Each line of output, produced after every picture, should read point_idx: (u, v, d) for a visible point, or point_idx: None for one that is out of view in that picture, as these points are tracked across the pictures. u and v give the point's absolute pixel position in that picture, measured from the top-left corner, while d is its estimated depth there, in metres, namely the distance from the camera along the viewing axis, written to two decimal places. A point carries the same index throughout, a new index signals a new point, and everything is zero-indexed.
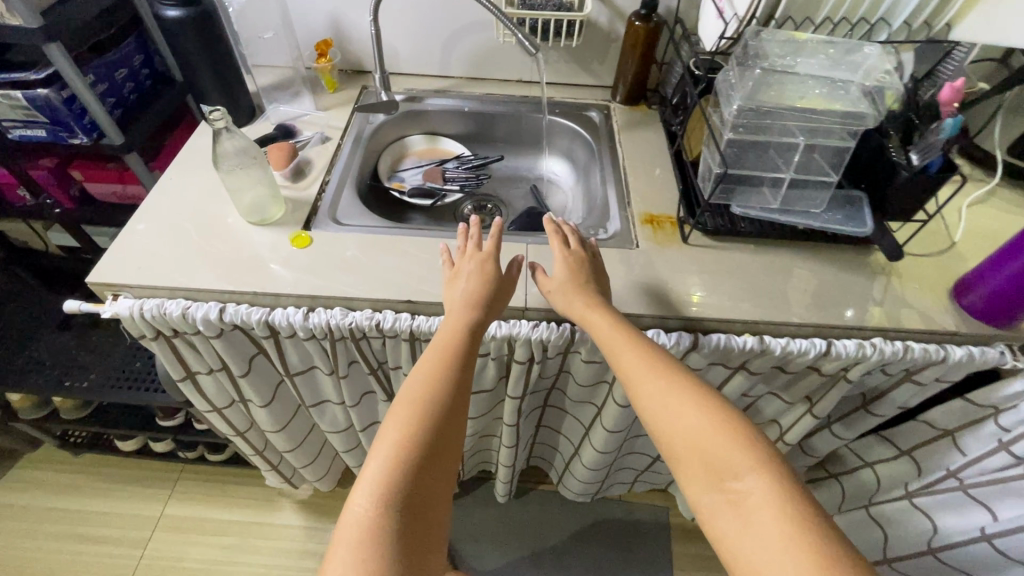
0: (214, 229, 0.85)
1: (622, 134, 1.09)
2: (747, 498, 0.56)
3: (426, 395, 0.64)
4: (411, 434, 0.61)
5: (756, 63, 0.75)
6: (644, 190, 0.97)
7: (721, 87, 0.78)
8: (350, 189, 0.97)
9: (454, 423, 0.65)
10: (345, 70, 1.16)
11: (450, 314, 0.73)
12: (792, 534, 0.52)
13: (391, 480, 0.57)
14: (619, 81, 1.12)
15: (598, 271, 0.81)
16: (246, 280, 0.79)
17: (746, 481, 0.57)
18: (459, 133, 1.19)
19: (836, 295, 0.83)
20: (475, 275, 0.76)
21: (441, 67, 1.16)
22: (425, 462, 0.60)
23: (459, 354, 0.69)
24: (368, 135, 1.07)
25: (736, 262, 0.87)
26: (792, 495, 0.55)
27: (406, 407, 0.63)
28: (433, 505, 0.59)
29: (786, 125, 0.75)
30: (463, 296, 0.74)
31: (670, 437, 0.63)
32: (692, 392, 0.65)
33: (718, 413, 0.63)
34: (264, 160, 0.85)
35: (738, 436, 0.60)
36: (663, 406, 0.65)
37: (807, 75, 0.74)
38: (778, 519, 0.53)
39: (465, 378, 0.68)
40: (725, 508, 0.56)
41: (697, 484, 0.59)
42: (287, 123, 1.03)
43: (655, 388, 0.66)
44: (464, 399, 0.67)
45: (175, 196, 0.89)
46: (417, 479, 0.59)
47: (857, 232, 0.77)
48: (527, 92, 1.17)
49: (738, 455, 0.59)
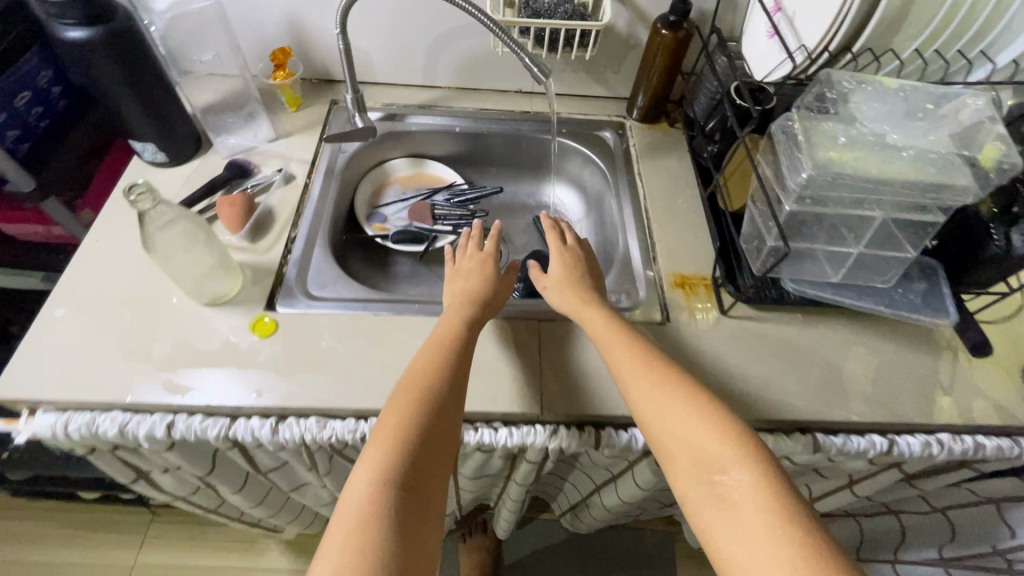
0: (155, 315, 0.69)
1: (641, 162, 0.92)
2: (733, 491, 0.52)
3: (422, 388, 0.60)
4: (403, 426, 0.57)
5: (832, 119, 0.60)
6: (674, 241, 0.83)
7: (779, 141, 0.64)
8: (322, 245, 0.80)
9: (451, 421, 0.60)
10: (308, 80, 0.97)
11: (448, 311, 0.71)
12: (775, 532, 0.49)
13: (382, 472, 0.53)
14: (639, 87, 0.94)
15: (592, 270, 0.79)
16: (198, 387, 0.64)
17: (733, 474, 0.53)
18: (450, 155, 1.02)
19: (898, 381, 0.72)
20: (473, 275, 0.75)
21: (425, 75, 0.97)
22: (419, 456, 0.55)
23: (454, 350, 0.65)
24: (341, 167, 0.89)
25: (782, 338, 0.74)
26: (781, 490, 0.51)
27: (400, 400, 0.59)
28: (431, 503, 0.54)
29: (864, 199, 0.60)
30: (461, 293, 0.72)
31: (659, 430, 0.59)
32: (681, 387, 0.61)
33: (709, 407, 0.59)
34: (211, 231, 0.67)
35: (726, 430, 0.57)
36: (653, 399, 0.61)
37: (897, 136, 0.58)
38: (765, 515, 0.50)
39: (460, 374, 0.64)
40: (712, 502, 0.53)
41: (683, 475, 0.56)
42: (239, 158, 0.84)
43: (645, 380, 0.62)
44: (462, 392, 0.62)
45: (107, 269, 0.72)
46: (411, 474, 0.54)
47: (937, 321, 0.66)
48: (529, 106, 0.98)
49: (726, 447, 0.55)
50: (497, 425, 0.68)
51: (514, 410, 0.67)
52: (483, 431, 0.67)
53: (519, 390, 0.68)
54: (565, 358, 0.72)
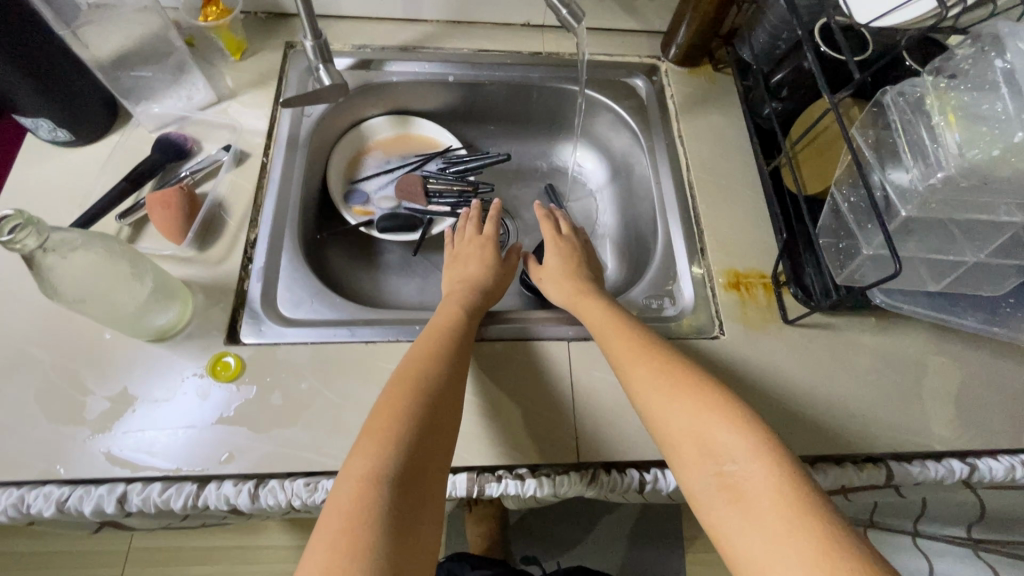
0: (87, 356, 0.54)
1: (681, 119, 0.74)
2: (745, 484, 0.41)
3: (410, 372, 0.50)
4: (392, 415, 0.46)
5: (1001, 100, 0.42)
6: (726, 227, 0.67)
7: (896, 113, 0.48)
8: (289, 245, 0.63)
9: (450, 413, 0.48)
10: (254, 17, 0.76)
11: (446, 297, 0.62)
12: (799, 534, 0.38)
13: (371, 462, 0.42)
14: (686, 3, 0.72)
15: (593, 262, 0.71)
16: (149, 452, 0.51)
17: (743, 463, 0.42)
18: (442, 110, 0.82)
19: (986, 398, 0.61)
20: (473, 262, 0.66)
21: (407, 5, 0.76)
22: (411, 444, 0.44)
23: (451, 333, 0.55)
24: (306, 136, 0.70)
25: (856, 349, 0.62)
26: (802, 483, 0.41)
27: (387, 388, 0.49)
28: (428, 504, 0.42)
29: (1004, 202, 0.45)
30: (461, 281, 0.64)
31: (662, 419, 0.48)
32: (681, 370, 0.50)
33: (711, 390, 0.48)
34: (138, 255, 0.50)
35: (731, 414, 0.46)
36: (651, 384, 0.50)
37: None
38: (784, 513, 0.39)
39: (460, 358, 0.53)
40: (720, 498, 0.42)
41: (687, 466, 0.45)
42: (171, 132, 0.66)
43: (646, 364, 0.52)
44: (460, 378, 0.52)
45: (13, 295, 0.56)
46: (405, 463, 0.42)
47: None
48: (541, 46, 0.78)
49: (734, 432, 0.44)
50: (523, 473, 0.54)
51: (543, 459, 0.55)
52: (508, 482, 0.53)
53: (546, 432, 0.56)
54: (601, 386, 0.59)
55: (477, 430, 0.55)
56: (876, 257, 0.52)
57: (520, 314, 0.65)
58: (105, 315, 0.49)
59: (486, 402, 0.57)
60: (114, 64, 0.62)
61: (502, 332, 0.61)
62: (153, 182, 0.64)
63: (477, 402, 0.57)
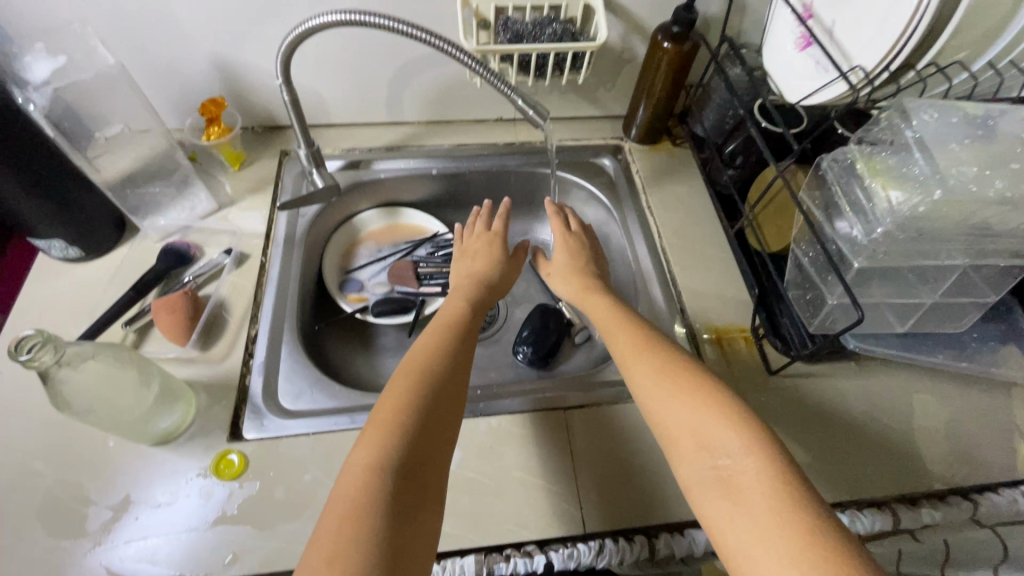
0: (90, 466, 0.55)
1: (649, 192, 0.81)
2: (734, 476, 0.44)
3: (419, 377, 0.53)
4: (397, 410, 0.49)
5: (917, 163, 0.47)
6: (702, 285, 0.72)
7: (833, 178, 0.54)
8: (288, 338, 0.66)
9: (453, 418, 0.52)
10: (251, 131, 0.84)
11: (453, 293, 0.67)
12: (778, 523, 0.41)
13: (376, 456, 0.46)
14: (640, 93, 0.80)
15: (599, 258, 0.74)
16: (151, 560, 0.50)
17: (735, 458, 0.45)
18: (427, 199, 0.88)
19: (976, 433, 0.62)
20: (481, 258, 0.71)
21: (390, 111, 0.84)
22: (416, 450, 0.47)
23: (457, 342, 0.58)
24: (302, 234, 0.75)
25: (842, 394, 0.64)
26: (790, 479, 0.43)
27: (391, 388, 0.52)
28: (425, 510, 0.45)
29: (946, 249, 0.50)
30: (468, 276, 0.69)
31: (663, 412, 0.51)
32: (681, 368, 0.54)
33: (709, 388, 0.51)
34: (145, 361, 0.53)
35: (729, 413, 0.48)
36: (654, 380, 0.53)
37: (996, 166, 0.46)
38: (767, 504, 0.42)
39: (464, 368, 0.56)
40: (708, 487, 0.45)
41: (682, 454, 0.48)
42: (175, 241, 0.70)
43: (650, 362, 0.55)
44: (463, 390, 0.55)
45: (17, 411, 0.57)
46: (408, 467, 0.46)
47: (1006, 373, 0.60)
48: (514, 137, 0.86)
49: (730, 430, 0.47)
50: (531, 549, 0.54)
51: (551, 533, 0.54)
52: (516, 560, 0.53)
53: (551, 504, 0.56)
54: (601, 451, 0.60)
55: (481, 509, 0.55)
56: (842, 305, 0.56)
57: (515, 388, 0.67)
58: (111, 425, 0.50)
59: (489, 479, 0.57)
60: (123, 184, 0.69)
61: (500, 407, 0.62)
62: (156, 290, 0.67)
63: (481, 481, 0.57)
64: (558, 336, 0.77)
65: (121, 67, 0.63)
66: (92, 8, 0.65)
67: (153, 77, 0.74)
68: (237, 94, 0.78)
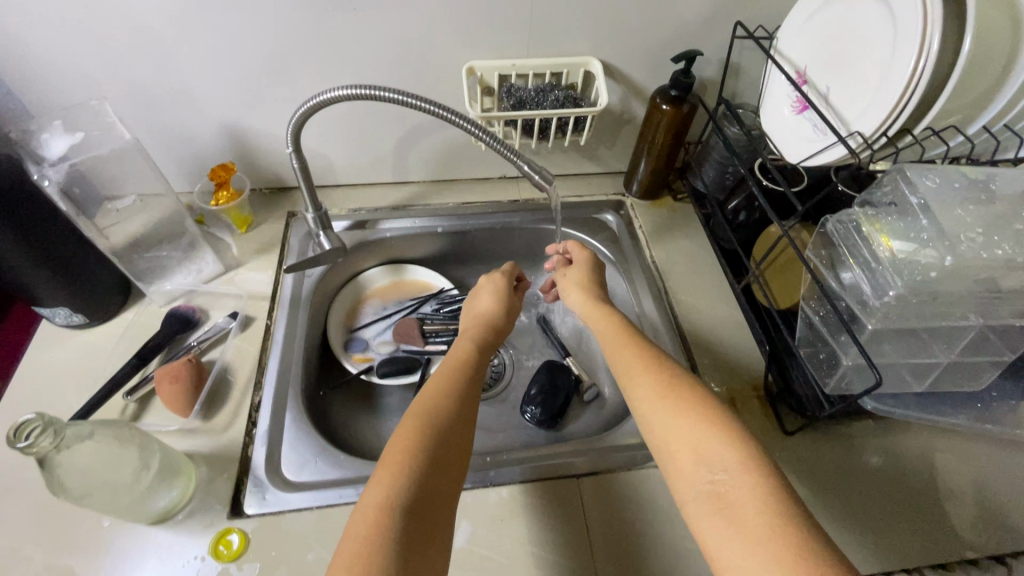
0: (84, 548, 0.52)
1: (652, 247, 0.82)
2: (731, 491, 0.44)
3: (426, 411, 0.52)
4: (408, 441, 0.49)
5: (925, 229, 0.48)
6: (712, 342, 0.71)
7: (840, 239, 0.55)
8: (292, 405, 0.64)
9: (460, 446, 0.51)
10: (259, 193, 0.85)
11: (461, 332, 0.67)
12: (774, 538, 0.40)
13: (387, 491, 0.45)
14: (640, 150, 0.82)
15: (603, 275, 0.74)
16: None
17: (731, 472, 0.45)
18: (432, 255, 0.89)
19: (1004, 494, 0.60)
20: (488, 293, 0.71)
21: (396, 172, 0.86)
22: (428, 486, 0.46)
23: (464, 375, 0.58)
24: (307, 294, 0.75)
25: (863, 453, 0.62)
26: (786, 497, 0.43)
27: (402, 424, 0.51)
28: (434, 547, 0.44)
29: (961, 309, 0.49)
30: (476, 315, 0.69)
31: (664, 429, 0.51)
32: (682, 385, 0.53)
33: (707, 405, 0.51)
34: (146, 437, 0.51)
35: (726, 428, 0.48)
36: (655, 396, 0.53)
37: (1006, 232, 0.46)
38: (762, 519, 0.41)
39: (473, 402, 0.55)
40: (706, 503, 0.45)
41: (681, 470, 0.48)
42: (180, 305, 0.70)
43: (652, 378, 0.55)
44: (472, 423, 0.54)
45: (10, 488, 0.55)
46: (419, 504, 0.45)
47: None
48: (518, 194, 0.88)
49: (727, 445, 0.47)
50: None
51: None
52: None
53: None
54: (617, 521, 0.57)
55: None
56: (858, 367, 0.55)
57: (525, 452, 0.65)
58: (109, 508, 0.48)
59: (501, 555, 0.55)
60: (131, 248, 0.69)
61: (511, 475, 0.60)
62: (159, 357, 0.66)
63: (492, 557, 0.54)
64: (567, 393, 0.76)
65: (138, 142, 0.65)
66: (111, 83, 0.67)
67: (165, 145, 0.76)
68: (246, 158, 0.80)
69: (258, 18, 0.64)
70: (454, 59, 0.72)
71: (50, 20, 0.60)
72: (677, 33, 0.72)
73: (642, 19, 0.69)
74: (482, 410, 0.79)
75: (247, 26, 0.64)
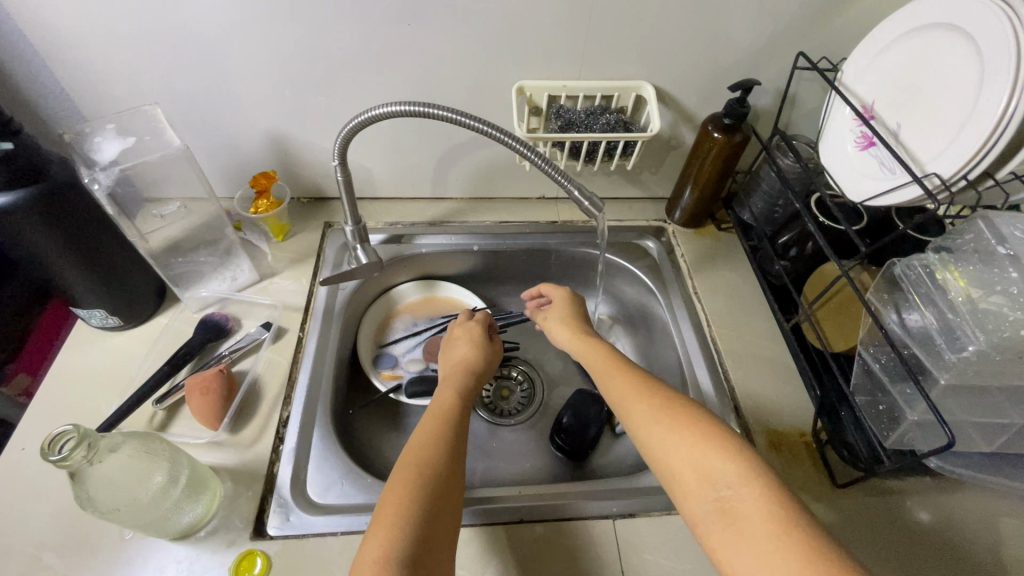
0: (104, 560, 0.51)
1: (695, 277, 0.79)
2: (739, 507, 0.41)
3: (415, 456, 0.50)
4: (399, 489, 0.46)
5: (1013, 282, 0.45)
6: (756, 382, 0.67)
7: (909, 284, 0.52)
8: (320, 422, 0.62)
9: (453, 494, 0.49)
10: (298, 203, 0.85)
11: (441, 381, 0.63)
12: (787, 554, 0.37)
13: (382, 543, 0.42)
14: (687, 177, 0.79)
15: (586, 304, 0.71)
16: None
17: (736, 487, 0.42)
18: (465, 273, 0.87)
19: None
20: (464, 343, 0.69)
21: (436, 187, 0.85)
22: (424, 538, 0.44)
23: (451, 422, 0.55)
24: (340, 308, 0.73)
25: (919, 512, 0.58)
26: (792, 504, 0.41)
27: (393, 473, 0.49)
28: None
29: None
30: (456, 363, 0.65)
31: (659, 450, 0.48)
32: (677, 405, 0.51)
33: (704, 423, 0.48)
34: (176, 451, 0.50)
35: (727, 443, 0.46)
36: (649, 418, 0.50)
37: None
38: (771, 530, 0.39)
39: (459, 441, 0.53)
40: (716, 523, 0.42)
41: (684, 491, 0.45)
42: (214, 312, 0.70)
43: (644, 402, 0.52)
44: (459, 468, 0.51)
45: (35, 494, 0.54)
46: (416, 556, 0.42)
47: None
48: (557, 215, 0.86)
49: (728, 460, 0.44)
50: None
51: None
52: None
53: None
54: (654, 570, 0.54)
55: None
56: (923, 422, 0.51)
57: (558, 487, 0.62)
58: (133, 523, 0.46)
59: None
60: (168, 252, 0.68)
61: (543, 511, 0.57)
62: (190, 365, 0.65)
63: None
64: (598, 427, 0.73)
65: (187, 150, 0.64)
66: (164, 89, 0.68)
67: (210, 151, 0.76)
68: (288, 167, 0.80)
69: (312, 29, 0.64)
70: (504, 78, 0.71)
71: (111, 26, 0.61)
72: (735, 61, 0.70)
73: (700, 47, 0.68)
74: (509, 437, 0.76)
75: (301, 38, 0.64)
